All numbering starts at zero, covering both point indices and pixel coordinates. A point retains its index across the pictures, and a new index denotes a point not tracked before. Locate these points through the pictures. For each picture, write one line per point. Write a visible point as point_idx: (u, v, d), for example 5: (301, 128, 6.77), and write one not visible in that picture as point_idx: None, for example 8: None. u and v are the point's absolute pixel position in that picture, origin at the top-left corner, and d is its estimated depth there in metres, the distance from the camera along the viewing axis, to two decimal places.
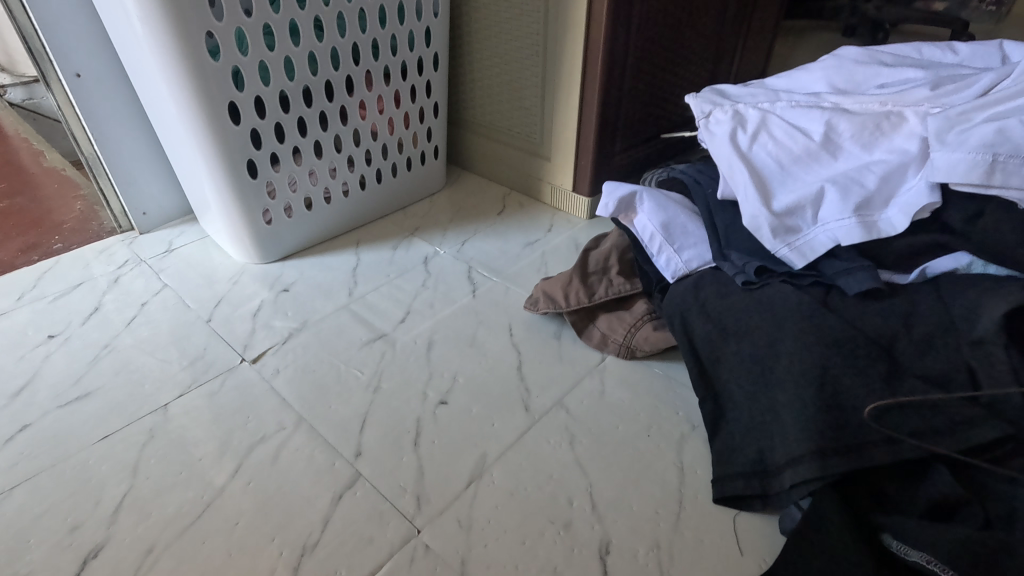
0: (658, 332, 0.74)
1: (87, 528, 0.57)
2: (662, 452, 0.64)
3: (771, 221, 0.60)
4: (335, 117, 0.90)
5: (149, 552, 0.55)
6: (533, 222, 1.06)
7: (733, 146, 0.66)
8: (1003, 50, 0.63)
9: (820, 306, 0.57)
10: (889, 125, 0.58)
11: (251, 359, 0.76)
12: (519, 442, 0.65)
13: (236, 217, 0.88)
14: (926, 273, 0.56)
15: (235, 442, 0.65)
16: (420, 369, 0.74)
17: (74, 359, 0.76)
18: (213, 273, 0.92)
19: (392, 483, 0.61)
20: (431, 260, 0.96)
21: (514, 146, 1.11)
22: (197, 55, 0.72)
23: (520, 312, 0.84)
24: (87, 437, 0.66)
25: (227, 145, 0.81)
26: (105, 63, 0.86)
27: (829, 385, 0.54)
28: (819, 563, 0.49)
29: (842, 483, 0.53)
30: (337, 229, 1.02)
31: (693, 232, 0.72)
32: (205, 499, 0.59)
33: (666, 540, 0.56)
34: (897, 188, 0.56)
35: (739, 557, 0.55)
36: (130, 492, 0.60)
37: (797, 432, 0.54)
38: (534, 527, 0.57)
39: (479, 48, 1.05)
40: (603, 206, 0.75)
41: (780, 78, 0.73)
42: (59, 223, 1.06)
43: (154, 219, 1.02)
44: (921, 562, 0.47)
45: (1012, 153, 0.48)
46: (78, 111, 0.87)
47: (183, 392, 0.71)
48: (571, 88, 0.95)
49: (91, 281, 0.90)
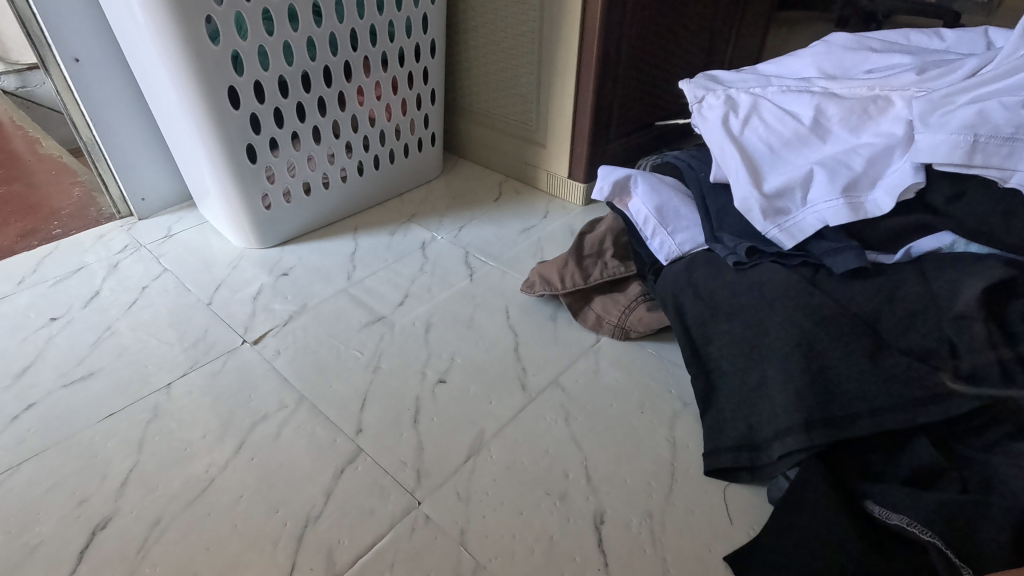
0: (652, 313, 0.76)
1: (95, 502, 0.58)
2: (655, 427, 0.66)
3: (761, 203, 0.62)
4: (333, 103, 0.91)
5: (156, 523, 0.56)
6: (529, 209, 1.08)
7: (725, 130, 0.67)
8: (987, 37, 0.65)
9: (808, 284, 0.59)
10: (876, 109, 0.59)
11: (252, 340, 0.78)
12: (516, 419, 0.67)
13: (235, 202, 0.89)
14: (911, 253, 0.58)
15: (239, 419, 0.67)
16: (419, 350, 0.76)
17: (76, 341, 0.77)
18: (212, 258, 0.93)
19: (393, 458, 0.62)
20: (428, 245, 0.97)
21: (511, 134, 1.12)
22: (197, 39, 0.73)
23: (516, 295, 0.85)
24: (92, 416, 0.67)
25: (226, 129, 0.81)
26: (103, 48, 0.87)
27: (815, 359, 0.56)
28: (806, 530, 0.51)
29: (827, 452, 0.55)
30: (337, 215, 1.03)
31: (686, 215, 0.74)
32: (209, 474, 0.61)
33: (658, 511, 0.58)
34: (884, 170, 0.57)
35: (729, 526, 0.57)
36: (135, 467, 0.62)
37: (785, 405, 0.55)
38: (530, 499, 0.59)
39: (476, 35, 1.06)
40: (599, 190, 0.77)
41: (772, 63, 0.74)
42: (56, 209, 1.06)
43: (152, 205, 1.02)
44: (903, 525, 0.49)
45: (993, 134, 0.49)
46: (76, 96, 0.87)
47: (185, 372, 0.73)
48: (567, 74, 0.96)
49: (90, 266, 0.91)
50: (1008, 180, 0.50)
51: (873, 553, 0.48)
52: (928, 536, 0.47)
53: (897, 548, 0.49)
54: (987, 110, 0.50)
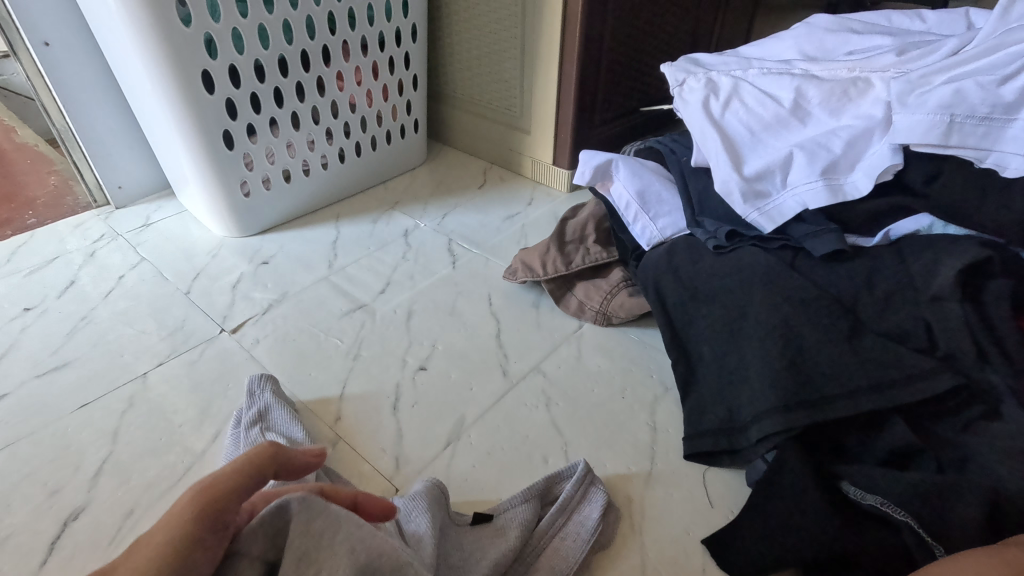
0: (633, 299, 0.76)
1: (67, 492, 0.58)
2: (636, 412, 0.66)
3: (741, 186, 0.62)
4: (312, 88, 0.90)
5: (129, 514, 0.56)
6: (513, 195, 1.07)
7: (706, 114, 0.67)
8: (968, 18, 0.64)
9: (788, 267, 0.59)
10: (856, 90, 0.59)
11: (230, 329, 0.77)
12: (497, 405, 0.67)
13: (213, 188, 0.87)
14: (890, 236, 0.58)
15: (215, 408, 0.66)
16: (401, 337, 0.75)
17: (51, 330, 0.76)
18: (191, 246, 0.92)
19: (373, 445, 0.63)
20: (411, 233, 0.96)
21: (496, 119, 1.11)
22: (167, 21, 0.71)
23: (500, 283, 0.85)
24: (66, 405, 0.66)
25: (201, 114, 0.80)
26: (73, 31, 0.84)
27: (793, 340, 0.56)
28: (784, 512, 0.50)
29: (806, 437, 0.55)
30: (319, 204, 1.01)
31: (668, 200, 0.74)
32: (185, 463, 0.60)
33: (637, 494, 0.59)
34: (864, 152, 0.57)
35: (708, 509, 0.57)
36: (110, 457, 0.61)
37: (765, 385, 0.55)
38: (511, 483, 0.59)
39: (459, 21, 1.04)
40: (580, 174, 0.78)
41: (752, 46, 0.73)
42: (32, 198, 1.04)
43: (130, 193, 1.01)
44: (877, 505, 0.48)
45: (969, 114, 0.50)
46: (47, 80, 0.85)
47: (163, 361, 0.72)
48: (550, 57, 0.94)
49: (66, 256, 0.89)
50: (983, 161, 0.50)
51: (851, 532, 0.48)
52: (900, 515, 0.47)
53: (871, 527, 0.49)
54: (964, 90, 0.50)
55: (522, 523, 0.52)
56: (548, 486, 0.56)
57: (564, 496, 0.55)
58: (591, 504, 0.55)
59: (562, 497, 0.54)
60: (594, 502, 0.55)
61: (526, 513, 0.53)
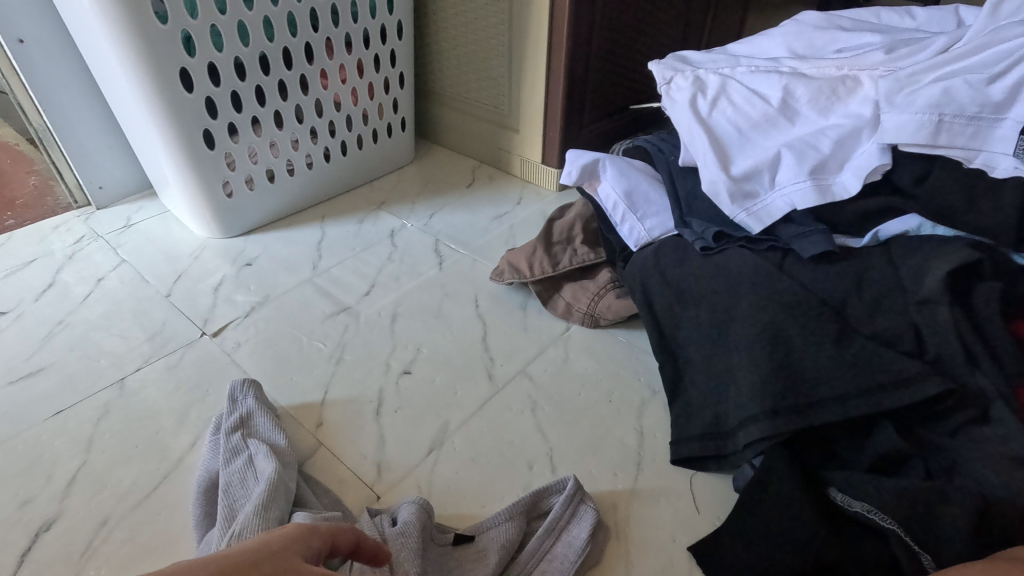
0: (621, 300, 0.75)
1: (39, 503, 0.56)
2: (622, 416, 0.65)
3: (728, 186, 0.61)
4: (295, 86, 0.88)
5: (103, 524, 0.55)
6: (501, 195, 1.06)
7: (693, 113, 0.66)
8: (958, 15, 0.63)
9: (776, 269, 0.58)
10: (844, 89, 0.58)
11: (211, 332, 0.75)
12: (482, 410, 0.66)
13: (194, 189, 0.86)
14: (879, 236, 0.56)
15: (194, 414, 0.65)
16: (385, 340, 0.74)
17: (27, 335, 0.74)
18: (174, 248, 0.90)
19: (355, 452, 0.61)
20: (398, 234, 0.95)
21: (484, 117, 1.10)
22: (143, 18, 0.69)
23: (486, 284, 0.84)
24: (41, 412, 0.65)
25: (180, 113, 0.78)
26: (49, 28, 0.82)
27: (781, 344, 0.55)
28: (771, 519, 0.50)
29: (794, 442, 0.54)
30: (304, 204, 1.00)
31: (655, 200, 0.73)
32: (162, 471, 0.59)
33: (623, 501, 0.58)
34: (852, 152, 0.56)
35: (695, 516, 0.57)
36: (84, 466, 0.59)
37: (752, 389, 0.54)
38: (495, 490, 0.58)
39: (445, 17, 1.03)
40: (567, 174, 0.76)
41: (741, 44, 0.72)
42: (11, 198, 1.02)
43: (111, 193, 0.99)
44: (864, 513, 0.47)
45: (958, 113, 0.49)
46: (23, 78, 0.83)
47: (142, 366, 0.70)
48: (538, 54, 0.93)
49: (44, 258, 0.88)
50: (972, 160, 0.50)
51: (837, 540, 0.47)
52: (887, 523, 0.46)
53: (858, 534, 0.48)
54: (952, 88, 0.49)
55: (503, 544, 0.51)
56: (535, 501, 0.55)
57: (552, 519, 0.53)
58: (580, 522, 0.53)
59: (550, 517, 0.53)
60: (582, 521, 0.53)
61: (509, 533, 0.52)
